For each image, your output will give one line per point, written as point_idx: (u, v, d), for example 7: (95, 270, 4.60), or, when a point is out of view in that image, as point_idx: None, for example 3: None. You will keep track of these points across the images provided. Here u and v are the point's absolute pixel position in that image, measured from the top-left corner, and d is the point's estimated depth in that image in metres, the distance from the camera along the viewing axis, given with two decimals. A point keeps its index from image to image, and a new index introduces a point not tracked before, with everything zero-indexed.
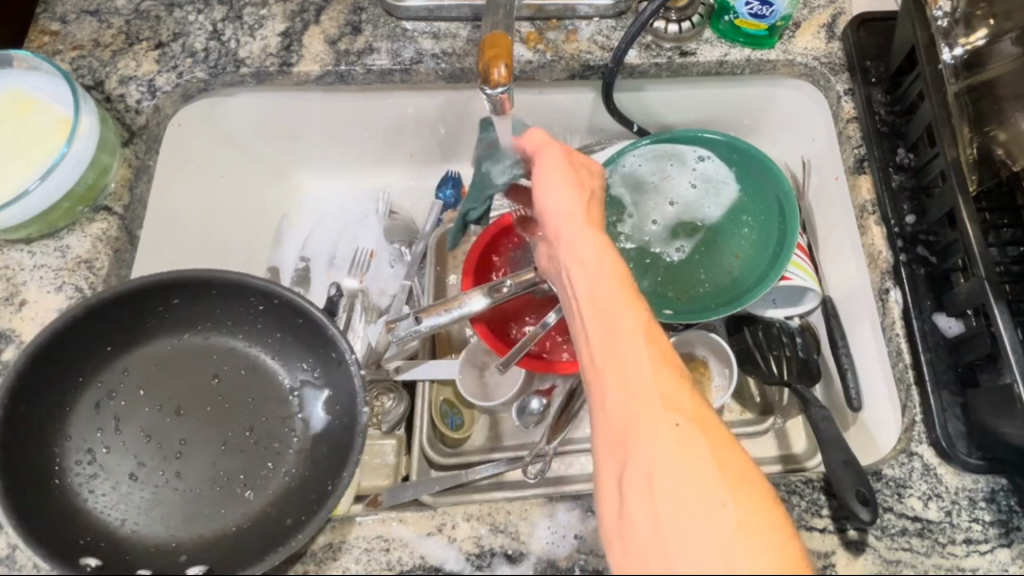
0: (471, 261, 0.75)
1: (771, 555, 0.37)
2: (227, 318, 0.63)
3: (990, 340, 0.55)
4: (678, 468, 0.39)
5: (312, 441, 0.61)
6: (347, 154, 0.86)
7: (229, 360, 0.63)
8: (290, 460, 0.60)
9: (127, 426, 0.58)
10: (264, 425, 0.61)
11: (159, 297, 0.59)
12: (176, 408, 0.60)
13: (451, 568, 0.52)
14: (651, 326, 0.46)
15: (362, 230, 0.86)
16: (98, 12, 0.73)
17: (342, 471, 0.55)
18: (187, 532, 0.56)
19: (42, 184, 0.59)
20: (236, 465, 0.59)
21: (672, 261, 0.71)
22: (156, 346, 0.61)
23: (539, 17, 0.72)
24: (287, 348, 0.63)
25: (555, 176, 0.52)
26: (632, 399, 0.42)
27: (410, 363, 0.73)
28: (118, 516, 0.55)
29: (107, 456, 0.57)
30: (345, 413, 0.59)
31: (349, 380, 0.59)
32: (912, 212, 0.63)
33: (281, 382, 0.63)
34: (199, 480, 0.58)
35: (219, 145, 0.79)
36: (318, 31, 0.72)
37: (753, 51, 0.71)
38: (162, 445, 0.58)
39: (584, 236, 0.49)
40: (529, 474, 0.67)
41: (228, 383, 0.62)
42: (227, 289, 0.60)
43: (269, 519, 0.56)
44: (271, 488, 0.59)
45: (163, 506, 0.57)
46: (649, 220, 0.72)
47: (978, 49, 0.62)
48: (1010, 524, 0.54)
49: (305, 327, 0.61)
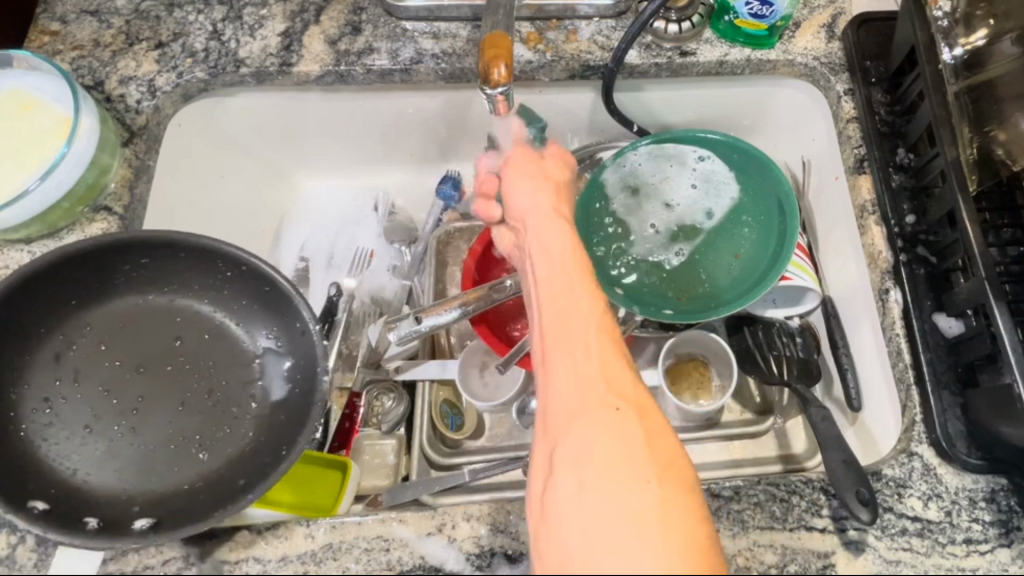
0: (471, 261, 0.75)
1: (683, 535, 0.39)
2: (194, 283, 0.62)
3: (990, 340, 0.55)
4: (603, 445, 0.42)
5: (270, 407, 0.60)
6: (346, 152, 0.86)
7: (193, 324, 0.62)
8: (246, 423, 0.59)
9: (86, 379, 0.58)
10: (224, 389, 0.61)
11: (127, 255, 0.59)
12: (136, 364, 0.59)
13: (451, 568, 0.52)
14: (606, 316, 0.49)
15: (359, 230, 0.86)
16: (99, 12, 0.73)
17: (296, 440, 0.55)
18: (139, 487, 0.55)
19: (42, 184, 0.59)
20: (193, 425, 0.59)
21: (672, 263, 0.70)
22: (121, 304, 0.61)
23: (539, 17, 0.72)
24: (253, 316, 0.62)
25: (524, 178, 0.59)
26: (577, 384, 0.45)
27: (410, 363, 0.73)
28: (70, 466, 0.55)
29: (64, 405, 0.57)
30: (305, 380, 0.59)
31: (314, 348, 0.59)
32: (912, 212, 0.63)
33: (244, 348, 0.62)
34: (154, 438, 0.58)
35: (219, 145, 0.79)
36: (318, 31, 0.72)
37: (753, 51, 0.71)
38: (119, 400, 0.58)
39: (550, 227, 0.54)
40: (528, 474, 0.67)
41: (190, 346, 0.62)
42: (196, 253, 0.60)
43: (222, 480, 0.56)
44: (225, 451, 0.58)
45: (117, 459, 0.56)
46: (650, 221, 0.71)
47: (978, 49, 0.62)
48: (1010, 524, 0.54)
49: (272, 295, 0.60)
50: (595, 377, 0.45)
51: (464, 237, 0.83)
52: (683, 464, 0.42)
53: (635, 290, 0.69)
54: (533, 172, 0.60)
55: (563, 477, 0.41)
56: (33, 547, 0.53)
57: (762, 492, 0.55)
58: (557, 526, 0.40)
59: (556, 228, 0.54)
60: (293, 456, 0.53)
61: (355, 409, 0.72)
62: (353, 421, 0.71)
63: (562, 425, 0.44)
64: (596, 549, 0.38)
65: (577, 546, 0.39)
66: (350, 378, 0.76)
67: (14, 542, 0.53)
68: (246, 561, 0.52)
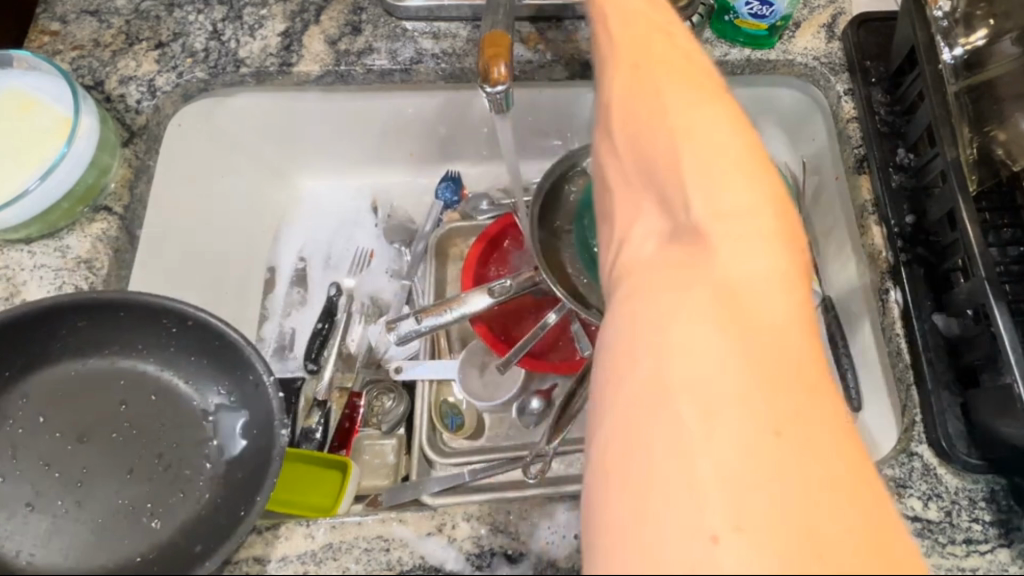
0: (471, 261, 0.76)
1: (800, 493, 0.34)
2: (137, 343, 0.61)
3: (990, 340, 0.55)
4: (736, 416, 0.35)
5: (226, 467, 0.58)
6: (347, 154, 0.86)
7: (137, 384, 0.61)
8: (200, 485, 0.58)
9: (24, 455, 0.56)
10: (174, 451, 0.59)
11: (61, 320, 0.57)
12: (78, 435, 0.58)
13: (451, 568, 0.52)
14: (778, 221, 0.40)
15: (357, 229, 0.86)
16: (98, 12, 0.73)
17: (254, 499, 0.52)
18: (87, 564, 0.54)
19: (42, 184, 0.59)
20: (142, 493, 0.57)
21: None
22: (58, 370, 0.59)
23: (540, 17, 0.72)
24: (203, 373, 0.61)
25: (670, 55, 0.48)
26: (705, 302, 0.38)
27: (410, 363, 0.74)
28: (12, 548, 0.54)
29: (2, 486, 0.55)
30: (261, 436, 0.57)
31: (269, 403, 0.56)
32: (912, 212, 0.64)
33: (194, 408, 0.61)
34: (101, 510, 0.56)
35: (220, 146, 0.79)
36: (318, 31, 0.72)
37: (753, 51, 0.71)
38: (62, 473, 0.56)
39: (710, 103, 0.44)
40: (529, 474, 0.66)
41: (137, 412, 0.60)
42: (136, 312, 0.58)
43: (174, 547, 0.54)
44: (179, 517, 0.56)
45: (62, 536, 0.55)
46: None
47: (978, 49, 0.62)
48: (1010, 524, 0.54)
49: (221, 349, 0.59)
50: (721, 287, 0.39)
51: (465, 237, 0.83)
52: (835, 430, 0.36)
53: None
54: (653, 37, 0.49)
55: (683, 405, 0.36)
56: None
57: None
58: (645, 439, 0.37)
59: (708, 107, 0.44)
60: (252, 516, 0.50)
61: (355, 409, 0.72)
62: (353, 421, 0.71)
63: (665, 327, 0.39)
64: (696, 471, 0.35)
65: (651, 461, 0.36)
66: (349, 378, 0.76)
67: None
68: (246, 561, 0.52)
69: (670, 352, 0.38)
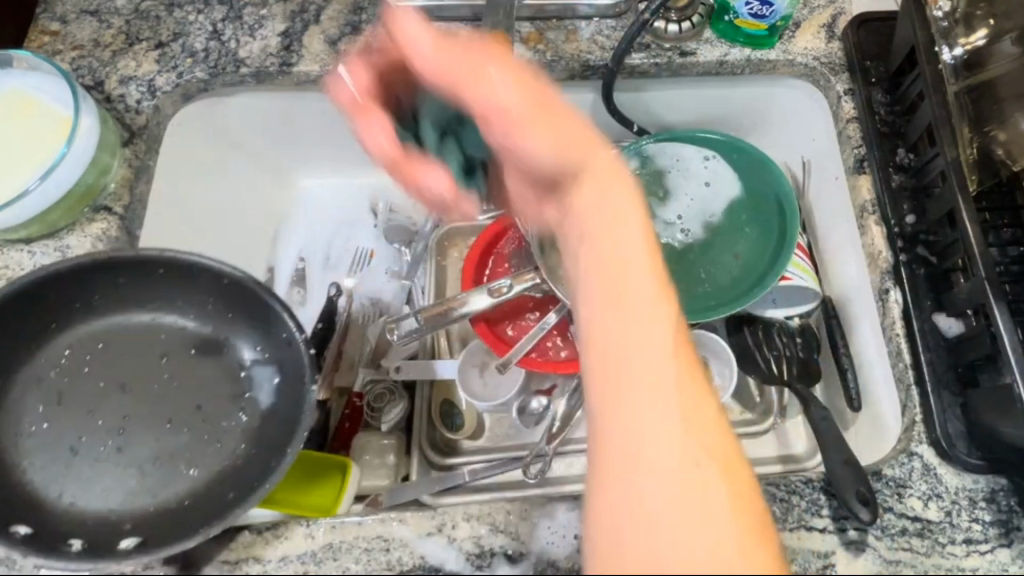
0: (470, 261, 0.76)
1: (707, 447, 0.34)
2: (178, 299, 0.62)
3: (989, 340, 0.55)
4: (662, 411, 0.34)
5: (261, 417, 0.59)
6: (347, 155, 0.86)
7: (178, 338, 0.62)
8: (232, 437, 0.58)
9: (68, 400, 0.57)
10: (213, 404, 0.60)
11: (107, 273, 0.59)
12: (121, 384, 0.59)
13: (451, 568, 0.52)
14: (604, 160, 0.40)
15: (356, 231, 0.86)
16: (98, 12, 0.73)
17: (286, 451, 0.53)
18: (132, 507, 0.55)
19: (42, 184, 0.59)
20: (181, 442, 0.58)
21: (678, 240, 0.71)
22: (105, 323, 0.61)
23: (540, 17, 0.72)
24: (237, 326, 0.61)
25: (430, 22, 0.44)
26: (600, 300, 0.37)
27: (409, 363, 0.73)
28: (55, 490, 0.54)
29: (47, 430, 0.56)
30: (297, 390, 0.58)
31: (301, 359, 0.57)
32: (912, 212, 0.64)
33: (230, 361, 0.61)
34: (142, 455, 0.57)
35: (219, 145, 0.79)
36: (318, 31, 0.72)
37: (753, 51, 0.71)
38: (104, 420, 0.57)
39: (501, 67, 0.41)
40: (529, 474, 0.66)
41: (178, 365, 0.61)
42: (175, 269, 0.59)
43: (211, 496, 0.55)
44: (214, 466, 0.57)
45: (103, 480, 0.55)
46: (657, 208, 0.72)
47: (978, 49, 0.62)
48: (1010, 524, 0.54)
49: (254, 303, 0.59)
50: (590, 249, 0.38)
51: (464, 237, 0.83)
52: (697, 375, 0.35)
53: None
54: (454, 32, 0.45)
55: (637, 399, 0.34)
56: None
57: (762, 492, 0.55)
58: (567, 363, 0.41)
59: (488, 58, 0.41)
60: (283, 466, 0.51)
61: (355, 409, 0.72)
62: (353, 421, 0.71)
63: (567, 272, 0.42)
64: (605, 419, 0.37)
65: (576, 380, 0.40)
66: None
67: None
68: (246, 561, 0.52)
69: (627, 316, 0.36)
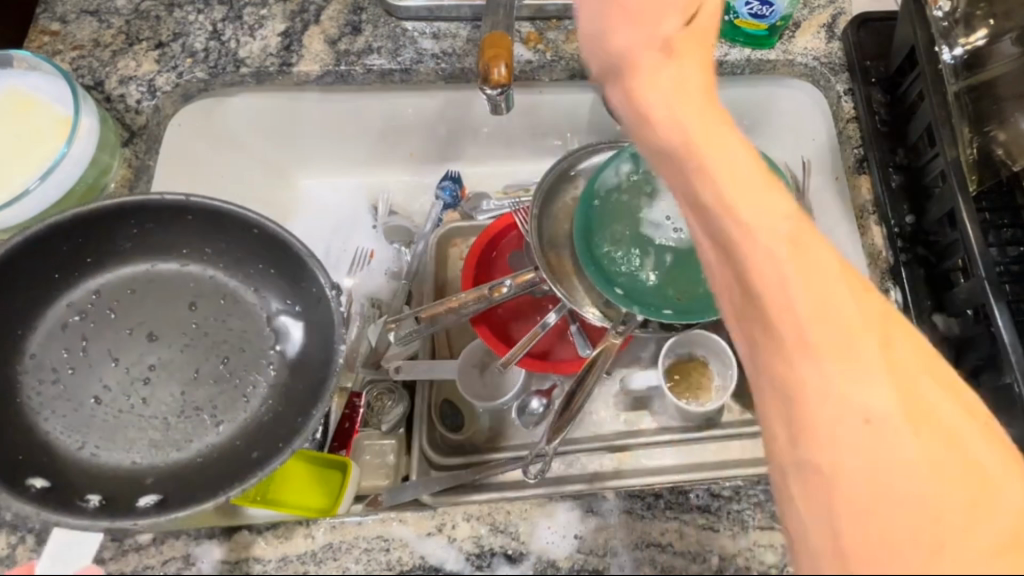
0: (471, 261, 0.75)
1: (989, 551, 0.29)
2: (206, 246, 0.61)
3: (989, 340, 0.55)
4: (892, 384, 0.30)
5: (288, 373, 0.58)
6: (347, 155, 0.86)
7: (207, 289, 0.61)
8: (259, 391, 0.58)
9: (94, 347, 0.57)
10: (240, 357, 0.59)
11: (133, 216, 0.57)
12: (148, 333, 0.58)
13: (451, 568, 0.52)
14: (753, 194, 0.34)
15: (354, 231, 0.86)
16: (99, 12, 0.73)
17: (314, 410, 0.53)
18: (156, 460, 0.54)
19: (42, 184, 0.59)
20: (205, 396, 0.57)
21: (671, 240, 0.69)
22: (132, 267, 0.60)
23: (540, 17, 0.72)
24: (268, 281, 0.60)
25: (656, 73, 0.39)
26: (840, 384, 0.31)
27: (410, 363, 0.72)
28: (76, 440, 0.54)
29: (71, 378, 0.56)
30: (324, 351, 0.56)
31: (330, 317, 0.56)
32: (912, 212, 0.64)
33: (258, 315, 0.61)
34: (166, 409, 0.56)
35: (218, 145, 0.78)
36: (318, 31, 0.72)
37: (753, 51, 0.71)
38: (130, 369, 0.57)
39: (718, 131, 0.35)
40: (529, 474, 0.66)
41: (206, 313, 0.60)
42: (205, 216, 0.58)
43: (236, 453, 0.55)
44: (239, 421, 0.57)
45: (125, 432, 0.55)
46: (648, 209, 0.70)
47: (978, 49, 0.62)
48: None
49: (285, 259, 0.58)
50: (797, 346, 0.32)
51: (464, 237, 0.83)
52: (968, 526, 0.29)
53: (635, 290, 0.68)
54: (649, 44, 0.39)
55: (821, 384, 0.31)
56: (33, 547, 0.53)
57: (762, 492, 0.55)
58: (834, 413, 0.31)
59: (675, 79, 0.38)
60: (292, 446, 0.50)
61: (355, 409, 0.71)
62: (354, 421, 0.70)
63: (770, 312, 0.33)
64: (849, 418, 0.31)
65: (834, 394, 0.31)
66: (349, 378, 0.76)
67: (14, 542, 0.53)
68: (247, 561, 0.52)
69: (745, 198, 0.33)
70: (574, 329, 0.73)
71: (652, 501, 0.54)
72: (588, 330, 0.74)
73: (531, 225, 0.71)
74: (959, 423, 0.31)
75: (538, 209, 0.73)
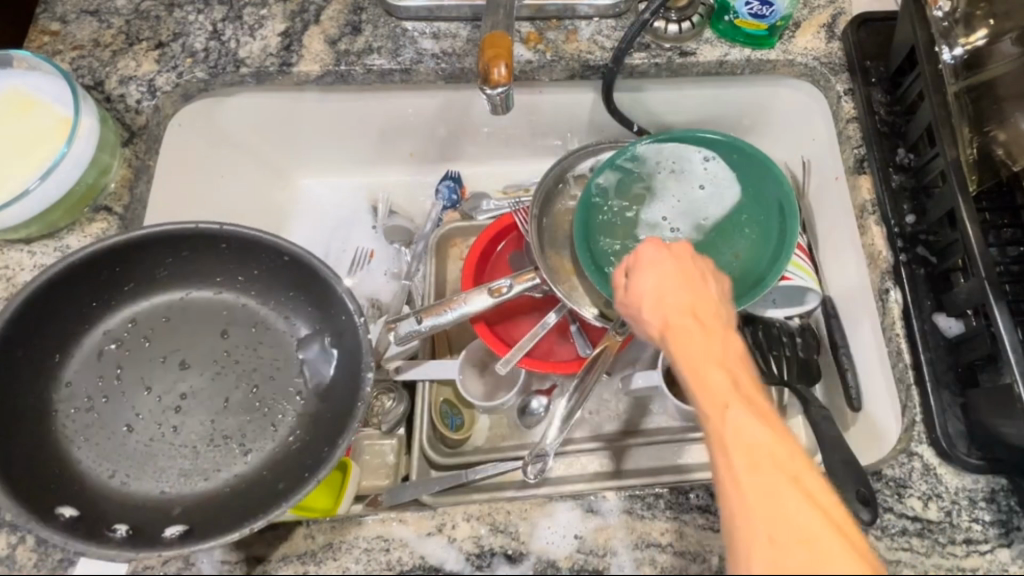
0: (471, 260, 0.75)
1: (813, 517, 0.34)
2: (238, 274, 0.63)
3: (990, 340, 0.55)
4: (728, 373, 0.40)
5: (318, 403, 0.59)
6: (347, 154, 0.86)
7: (238, 317, 0.63)
8: (288, 420, 0.59)
9: (128, 376, 0.59)
10: (270, 385, 0.61)
11: (168, 248, 0.59)
12: (180, 361, 0.60)
13: (451, 568, 0.52)
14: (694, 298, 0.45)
15: (354, 230, 0.86)
16: (98, 12, 0.73)
17: (337, 442, 0.53)
18: (186, 487, 0.56)
19: (42, 183, 0.59)
20: (234, 424, 0.59)
21: (668, 240, 0.70)
22: (166, 297, 0.62)
23: (540, 17, 0.72)
24: (299, 307, 0.62)
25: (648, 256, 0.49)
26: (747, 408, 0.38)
27: (410, 363, 0.72)
28: (108, 468, 0.55)
29: (106, 405, 0.57)
30: (351, 378, 0.57)
31: (357, 340, 0.57)
32: (912, 212, 0.64)
33: (288, 343, 0.62)
34: (196, 438, 0.58)
35: (218, 145, 0.79)
36: (318, 31, 0.72)
37: (753, 51, 0.71)
38: (162, 398, 0.58)
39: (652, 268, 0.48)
40: (529, 474, 0.66)
41: (238, 341, 0.62)
42: (238, 246, 0.60)
43: (265, 480, 0.56)
44: (267, 450, 0.58)
45: (155, 461, 0.56)
46: (645, 208, 0.71)
47: (978, 49, 0.62)
48: (1010, 524, 0.54)
49: (313, 286, 0.60)
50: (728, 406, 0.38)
51: (465, 237, 0.83)
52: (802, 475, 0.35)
53: None
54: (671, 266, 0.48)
55: (732, 405, 0.38)
56: (33, 547, 0.53)
57: None
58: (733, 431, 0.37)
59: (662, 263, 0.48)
60: (324, 470, 0.51)
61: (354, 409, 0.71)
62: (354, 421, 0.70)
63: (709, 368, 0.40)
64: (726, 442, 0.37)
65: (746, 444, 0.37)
66: None
67: (14, 542, 0.53)
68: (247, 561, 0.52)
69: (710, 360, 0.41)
70: (574, 330, 0.73)
71: (652, 501, 0.54)
72: (589, 331, 0.74)
73: (531, 226, 0.71)
74: (815, 476, 0.36)
75: (538, 210, 0.73)
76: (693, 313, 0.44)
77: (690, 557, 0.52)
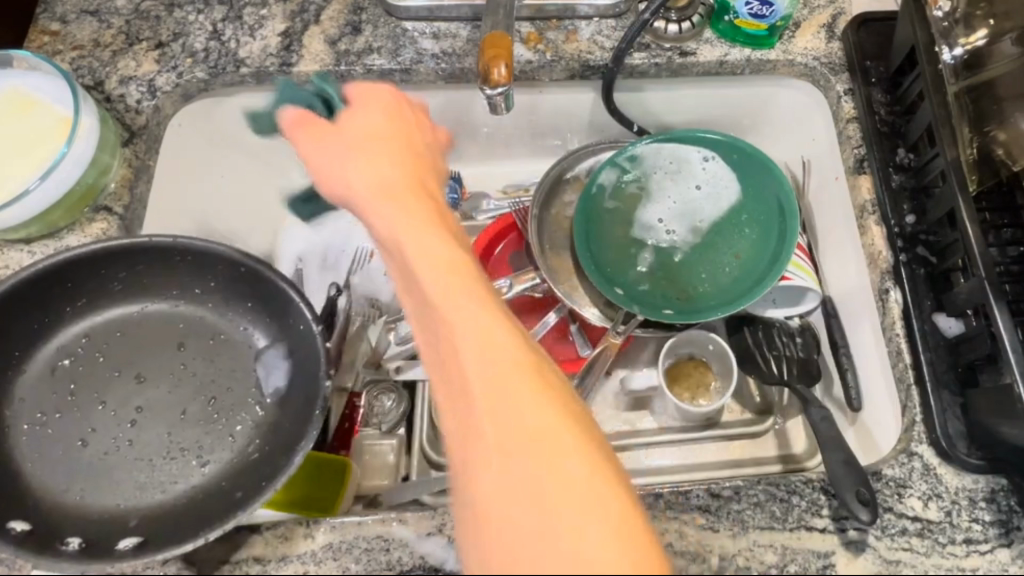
0: None
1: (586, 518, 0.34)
2: (195, 287, 0.63)
3: (990, 340, 0.55)
4: (516, 371, 0.38)
5: (275, 412, 0.59)
6: None
7: (196, 330, 0.63)
8: (243, 431, 0.59)
9: (83, 391, 0.58)
10: (226, 396, 0.61)
11: (123, 262, 0.60)
12: (136, 374, 0.60)
13: (451, 568, 0.52)
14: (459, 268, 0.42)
15: None
16: (99, 12, 0.73)
17: (294, 450, 0.54)
18: (141, 500, 0.55)
19: (42, 183, 0.59)
20: (192, 436, 0.59)
21: (664, 242, 0.71)
22: (122, 312, 0.62)
23: (540, 17, 0.72)
24: (257, 318, 0.62)
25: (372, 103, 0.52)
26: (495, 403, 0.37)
27: (410, 363, 0.74)
28: (61, 483, 0.55)
29: (61, 421, 0.57)
30: (308, 385, 0.58)
31: (313, 347, 0.58)
32: (912, 212, 0.64)
33: (246, 352, 0.62)
34: (153, 450, 0.58)
35: (218, 145, 0.78)
36: (318, 31, 0.72)
37: (753, 51, 0.71)
38: (118, 411, 0.58)
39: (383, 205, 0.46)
40: None
41: (194, 354, 0.62)
42: (195, 258, 0.60)
43: (221, 490, 0.56)
44: (224, 461, 0.58)
45: (110, 474, 0.56)
46: (642, 209, 0.72)
47: (978, 50, 0.62)
48: (1010, 524, 0.54)
49: (269, 297, 0.60)
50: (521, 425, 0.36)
51: None
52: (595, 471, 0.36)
53: (635, 290, 0.69)
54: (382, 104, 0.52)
55: (500, 397, 0.37)
56: None
57: (762, 492, 0.55)
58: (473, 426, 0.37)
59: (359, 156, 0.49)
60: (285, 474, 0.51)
61: (355, 409, 0.71)
62: (353, 421, 0.71)
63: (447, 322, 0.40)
64: (506, 456, 0.36)
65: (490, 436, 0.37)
66: None
67: None
68: (247, 561, 0.52)
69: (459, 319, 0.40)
70: (574, 330, 0.73)
71: (652, 501, 0.54)
72: (589, 330, 0.73)
73: (531, 226, 0.72)
74: (580, 460, 0.36)
75: (538, 210, 0.73)
76: (439, 298, 0.40)
77: (690, 557, 0.52)
